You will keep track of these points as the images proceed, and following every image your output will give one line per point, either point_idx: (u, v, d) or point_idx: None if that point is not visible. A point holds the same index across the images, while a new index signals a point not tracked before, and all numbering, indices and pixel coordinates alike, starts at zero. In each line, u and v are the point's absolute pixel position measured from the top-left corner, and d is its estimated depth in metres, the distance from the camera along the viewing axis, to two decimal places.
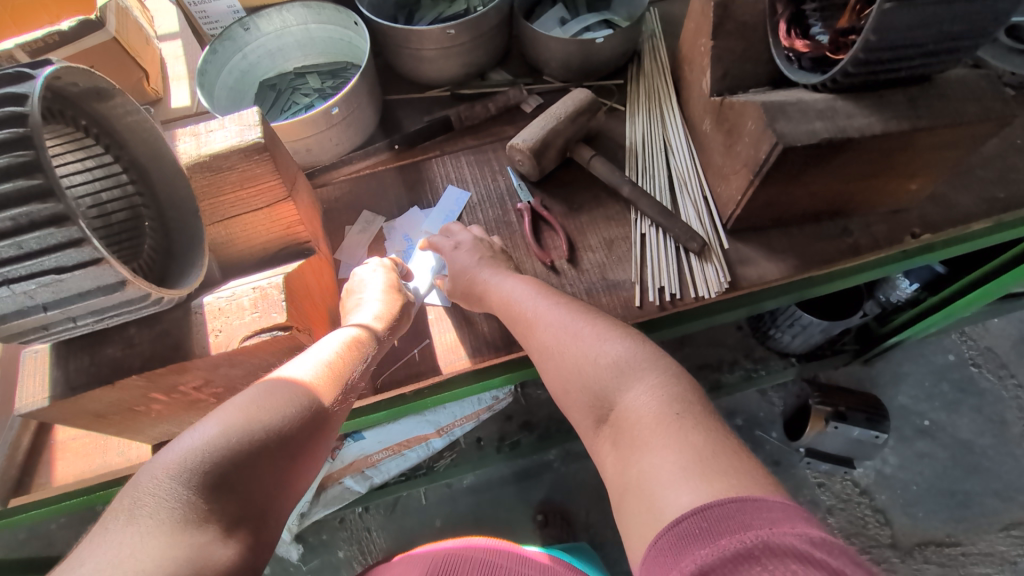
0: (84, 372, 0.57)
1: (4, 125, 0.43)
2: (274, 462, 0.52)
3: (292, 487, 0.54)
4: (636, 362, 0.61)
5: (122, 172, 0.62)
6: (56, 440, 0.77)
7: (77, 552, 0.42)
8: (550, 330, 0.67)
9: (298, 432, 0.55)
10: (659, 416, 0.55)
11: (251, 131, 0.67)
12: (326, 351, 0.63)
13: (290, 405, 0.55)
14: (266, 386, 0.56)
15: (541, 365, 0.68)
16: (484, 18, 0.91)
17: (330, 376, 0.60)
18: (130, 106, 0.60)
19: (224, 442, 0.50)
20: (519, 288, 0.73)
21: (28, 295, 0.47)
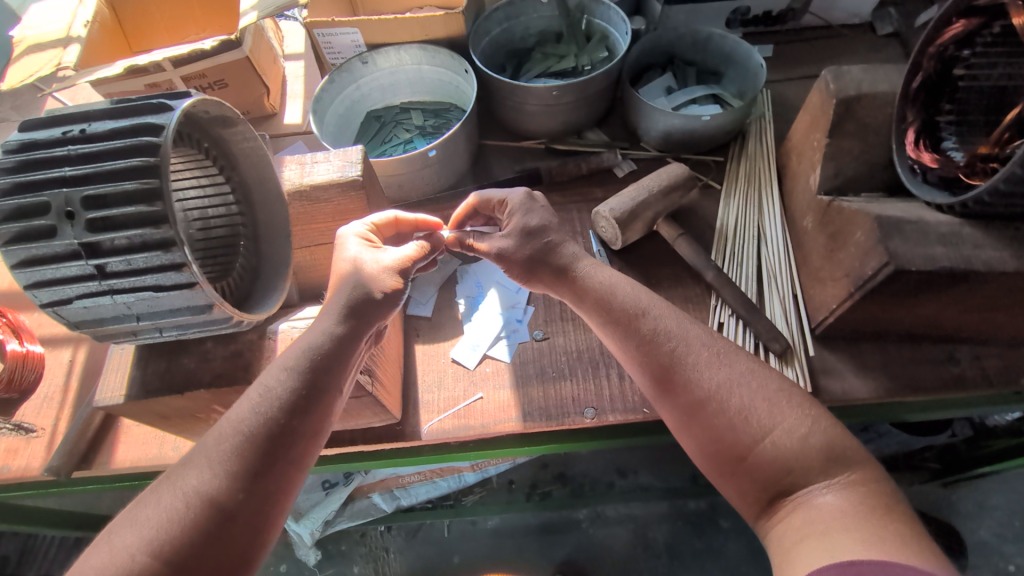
0: (159, 377, 0.60)
1: (138, 152, 0.46)
2: (233, 525, 0.50)
3: (256, 552, 0.52)
4: (841, 448, 0.54)
5: (230, 192, 0.65)
6: (122, 422, 0.82)
7: None
8: (722, 383, 0.59)
9: (215, 539, 0.49)
10: (863, 502, 0.51)
11: (351, 168, 0.70)
12: (264, 408, 0.54)
13: (202, 510, 0.49)
14: (185, 479, 0.51)
15: (694, 419, 0.59)
16: (591, 81, 0.91)
17: (254, 444, 0.53)
18: (248, 133, 0.63)
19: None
20: (675, 324, 0.64)
21: (126, 305, 0.51)
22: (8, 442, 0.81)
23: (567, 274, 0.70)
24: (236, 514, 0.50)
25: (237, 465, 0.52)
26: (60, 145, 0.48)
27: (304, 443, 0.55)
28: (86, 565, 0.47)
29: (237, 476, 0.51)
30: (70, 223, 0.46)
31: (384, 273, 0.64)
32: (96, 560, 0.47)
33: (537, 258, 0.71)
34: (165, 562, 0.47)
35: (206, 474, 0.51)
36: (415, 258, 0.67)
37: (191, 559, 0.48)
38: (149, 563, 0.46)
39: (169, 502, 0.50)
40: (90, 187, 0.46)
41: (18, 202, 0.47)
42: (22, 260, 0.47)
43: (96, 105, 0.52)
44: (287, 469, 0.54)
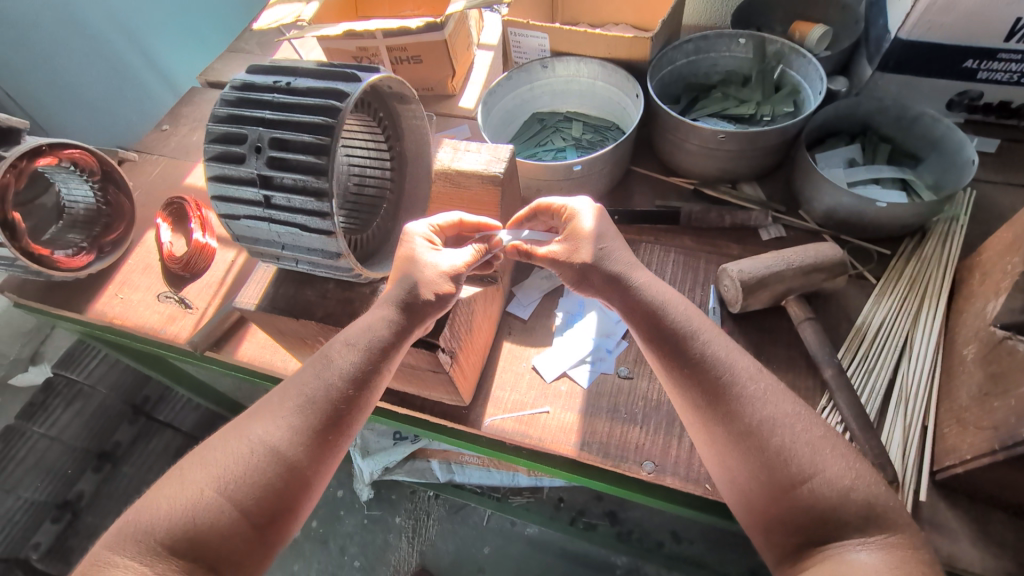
0: (286, 300, 0.69)
1: (322, 111, 0.54)
2: (289, 477, 0.57)
3: (305, 503, 0.58)
4: (879, 506, 0.51)
5: (388, 158, 0.75)
6: (252, 324, 0.96)
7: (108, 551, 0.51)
8: (767, 416, 0.57)
9: (273, 486, 0.56)
10: (900, 567, 0.48)
11: (497, 164, 0.74)
12: (327, 374, 0.61)
13: (264, 459, 0.56)
14: (253, 430, 0.58)
15: (727, 449, 0.58)
16: (762, 134, 0.86)
17: (315, 406, 0.59)
18: (419, 114, 0.71)
19: (186, 510, 0.53)
20: (725, 352, 0.62)
21: (276, 234, 0.59)
22: (172, 310, 0.99)
23: (616, 279, 0.69)
24: (294, 467, 0.57)
25: (299, 422, 0.58)
26: (269, 91, 0.57)
27: (357, 408, 0.62)
28: (165, 494, 0.54)
29: (295, 432, 0.58)
30: (257, 155, 0.56)
31: (440, 277, 0.67)
32: (172, 491, 0.54)
33: (584, 267, 0.70)
34: (231, 502, 0.54)
35: (271, 428, 0.58)
36: (470, 264, 0.69)
37: (254, 503, 0.54)
38: (219, 502, 0.53)
39: (236, 448, 0.57)
40: (278, 131, 0.55)
41: (226, 130, 0.57)
42: (217, 176, 0.58)
43: (305, 62, 0.61)
44: (339, 432, 0.60)
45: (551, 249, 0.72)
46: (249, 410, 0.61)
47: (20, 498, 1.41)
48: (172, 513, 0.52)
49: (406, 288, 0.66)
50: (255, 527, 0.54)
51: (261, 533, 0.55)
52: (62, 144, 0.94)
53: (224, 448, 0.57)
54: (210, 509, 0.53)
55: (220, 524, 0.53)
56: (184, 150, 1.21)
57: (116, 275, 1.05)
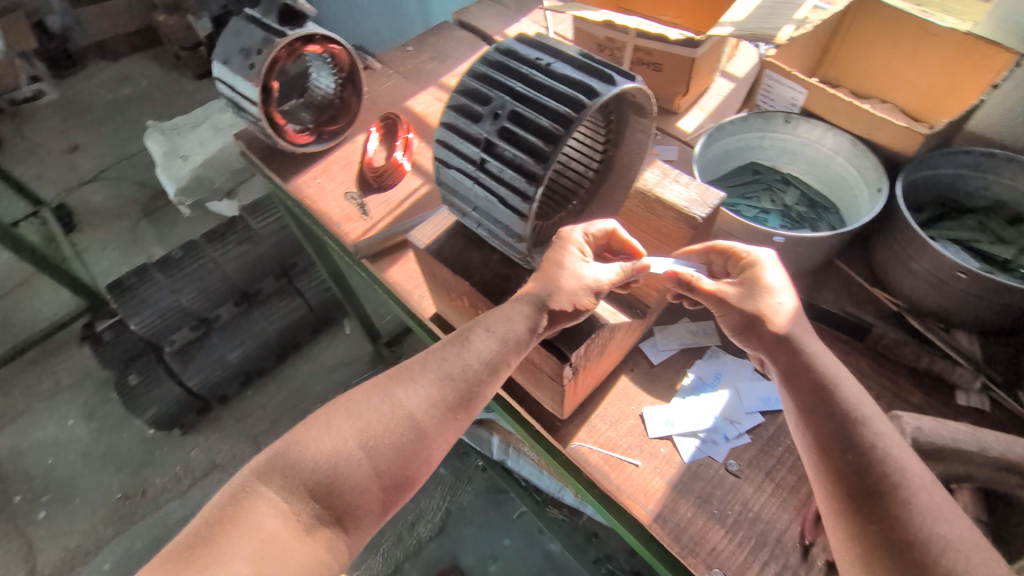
0: (453, 253, 0.73)
1: (568, 102, 0.56)
2: (416, 446, 0.61)
3: (423, 473, 0.63)
4: None
5: (598, 159, 0.76)
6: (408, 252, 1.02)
7: (257, 477, 0.57)
8: (938, 534, 0.48)
9: (404, 450, 0.60)
10: None
11: (698, 207, 0.69)
12: (466, 355, 0.64)
13: (402, 422, 0.61)
14: (393, 394, 0.62)
15: (874, 556, 0.50)
16: (1018, 292, 0.72)
17: (454, 381, 0.63)
18: (647, 128, 0.69)
19: (330, 456, 0.58)
20: (898, 450, 0.54)
21: (475, 195, 0.63)
22: (350, 210, 1.09)
23: (783, 341, 0.64)
24: (424, 435, 0.61)
25: (436, 393, 0.63)
26: (529, 65, 0.60)
27: (486, 391, 0.64)
28: (312, 438, 0.59)
29: (432, 401, 0.62)
30: (493, 120, 0.59)
31: (582, 289, 0.65)
32: (317, 436, 0.59)
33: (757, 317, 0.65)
34: (367, 457, 0.59)
35: (410, 393, 0.62)
36: (614, 282, 0.66)
37: (387, 463, 0.59)
38: (360, 456, 0.59)
39: (377, 407, 0.61)
40: (521, 105, 0.58)
41: (476, 88, 0.61)
42: (451, 124, 0.63)
43: (569, 48, 0.63)
44: (466, 412, 0.64)
45: (720, 288, 0.68)
46: (391, 372, 0.65)
47: (178, 300, 1.68)
48: (317, 458, 0.57)
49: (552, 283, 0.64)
50: (384, 489, 0.59)
51: (385, 493, 0.59)
52: (329, 38, 1.07)
53: (365, 402, 0.62)
54: (350, 461, 0.58)
55: (357, 475, 0.58)
56: (415, 73, 1.31)
57: (322, 161, 1.17)
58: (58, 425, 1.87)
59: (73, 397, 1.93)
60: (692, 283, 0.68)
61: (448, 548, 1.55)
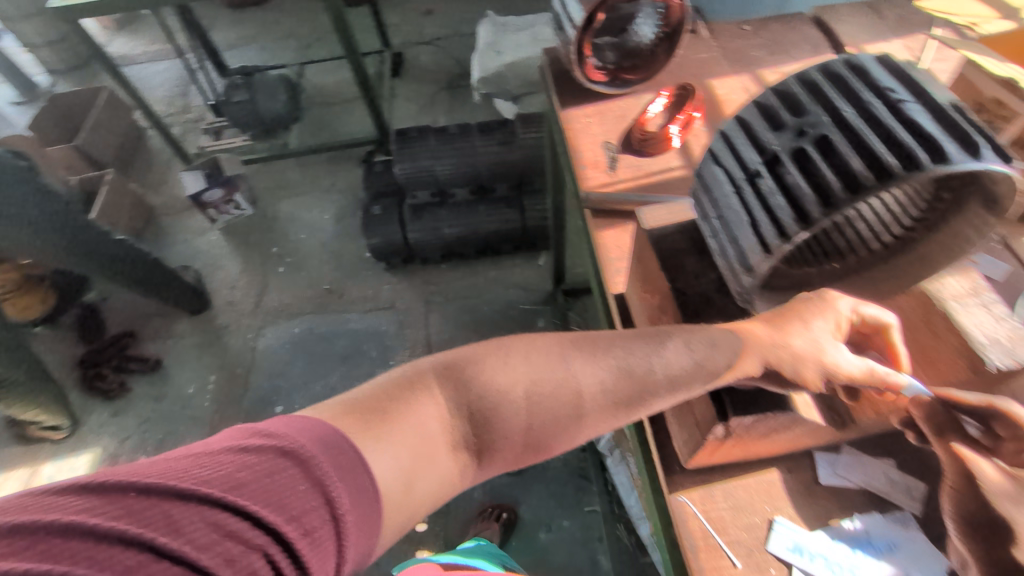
0: (670, 247, 0.67)
1: (900, 154, 0.45)
2: (571, 423, 0.54)
3: (565, 447, 0.56)
4: None
5: (894, 234, 0.60)
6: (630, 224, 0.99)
7: (421, 376, 0.52)
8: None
9: (562, 421, 0.53)
10: None
11: (999, 350, 0.54)
12: (656, 364, 0.55)
13: (570, 393, 0.53)
14: (569, 363, 0.54)
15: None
16: None
17: (637, 381, 0.54)
18: (987, 228, 0.52)
19: (497, 393, 0.52)
20: None
21: (727, 203, 0.56)
22: (601, 159, 1.08)
23: None
24: (583, 416, 0.54)
25: (612, 382, 0.54)
26: (874, 95, 0.49)
27: (659, 402, 0.55)
28: (484, 365, 0.53)
29: (606, 389, 0.54)
30: (795, 136, 0.51)
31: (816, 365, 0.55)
32: (488, 364, 0.53)
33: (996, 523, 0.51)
34: (523, 408, 0.52)
35: (590, 370, 0.54)
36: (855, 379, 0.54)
37: (541, 426, 0.53)
38: (523, 406, 0.52)
39: (548, 369, 0.53)
40: (838, 134, 0.49)
41: (797, 98, 0.53)
42: (746, 122, 0.56)
43: (938, 94, 0.50)
44: (636, 415, 0.56)
45: (980, 461, 0.51)
46: (570, 338, 0.56)
47: (434, 166, 1.92)
48: (487, 390, 0.52)
49: (782, 342, 0.54)
50: (526, 448, 0.54)
51: (526, 449, 0.54)
52: None
53: (542, 351, 0.54)
54: (511, 407, 0.52)
55: (513, 421, 0.52)
56: (738, 55, 1.19)
57: (602, 104, 1.17)
58: (319, 215, 2.33)
59: (337, 200, 2.37)
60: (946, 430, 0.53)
61: (515, 492, 1.60)
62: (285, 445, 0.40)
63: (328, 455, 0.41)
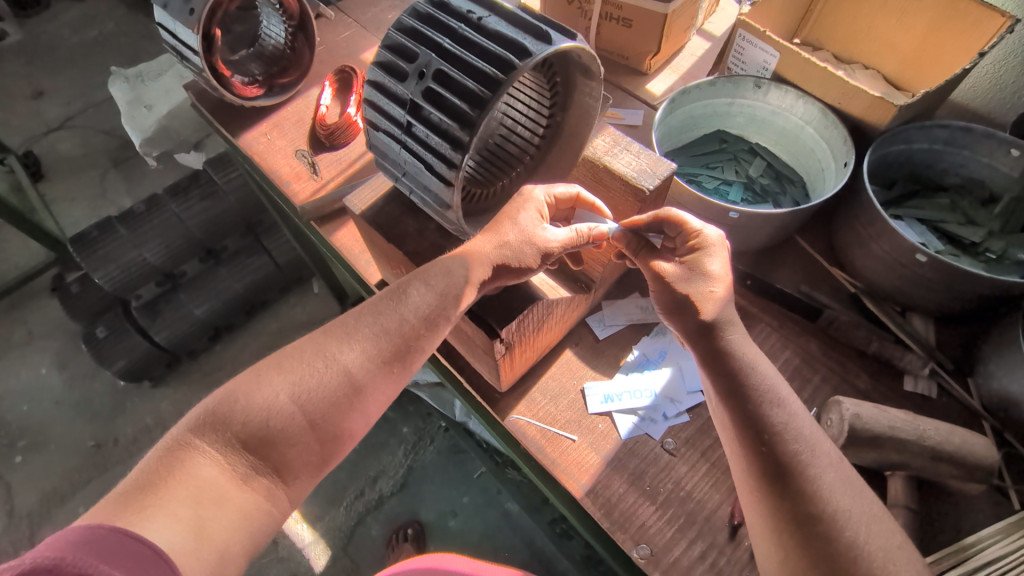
0: (387, 219, 0.69)
1: (497, 63, 0.50)
2: (351, 401, 0.58)
3: (361, 425, 0.60)
4: None
5: (545, 124, 0.71)
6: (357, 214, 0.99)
7: (182, 434, 0.52)
8: (845, 510, 0.49)
9: (340, 403, 0.57)
10: None
11: (647, 177, 0.67)
12: (402, 311, 0.60)
13: (337, 376, 0.57)
14: (325, 351, 0.58)
15: (785, 531, 0.50)
16: (974, 278, 0.69)
17: (390, 336, 0.60)
18: (596, 91, 0.64)
19: (262, 410, 0.54)
20: (809, 431, 0.54)
21: (403, 159, 0.58)
22: (299, 168, 1.04)
23: (706, 325, 0.61)
24: (360, 390, 0.58)
25: (370, 346, 0.59)
26: (458, 19, 0.53)
27: (425, 344, 0.62)
28: (244, 391, 0.55)
29: (367, 355, 0.59)
30: (416, 79, 0.53)
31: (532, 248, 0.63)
32: (247, 389, 0.55)
33: (689, 298, 0.62)
34: (297, 411, 0.55)
35: (346, 347, 0.59)
36: (564, 244, 0.64)
37: (322, 417, 0.56)
38: (293, 409, 0.55)
39: (308, 368, 0.57)
40: (446, 64, 0.51)
41: (402, 43, 0.54)
42: (377, 83, 0.56)
43: (506, 1, 0.55)
44: (406, 365, 0.61)
45: (661, 263, 0.64)
46: (324, 330, 0.60)
47: (142, 256, 1.64)
48: (249, 411, 0.53)
49: (497, 243, 0.63)
50: (320, 443, 0.56)
51: (322, 445, 0.56)
52: None
53: (294, 357, 0.58)
54: (283, 415, 0.54)
55: (289, 427, 0.54)
56: (376, 22, 1.23)
57: (273, 116, 1.11)
58: (30, 373, 1.85)
59: (44, 345, 1.90)
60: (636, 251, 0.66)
61: (409, 505, 1.58)
62: (26, 564, 0.37)
63: (89, 549, 0.40)
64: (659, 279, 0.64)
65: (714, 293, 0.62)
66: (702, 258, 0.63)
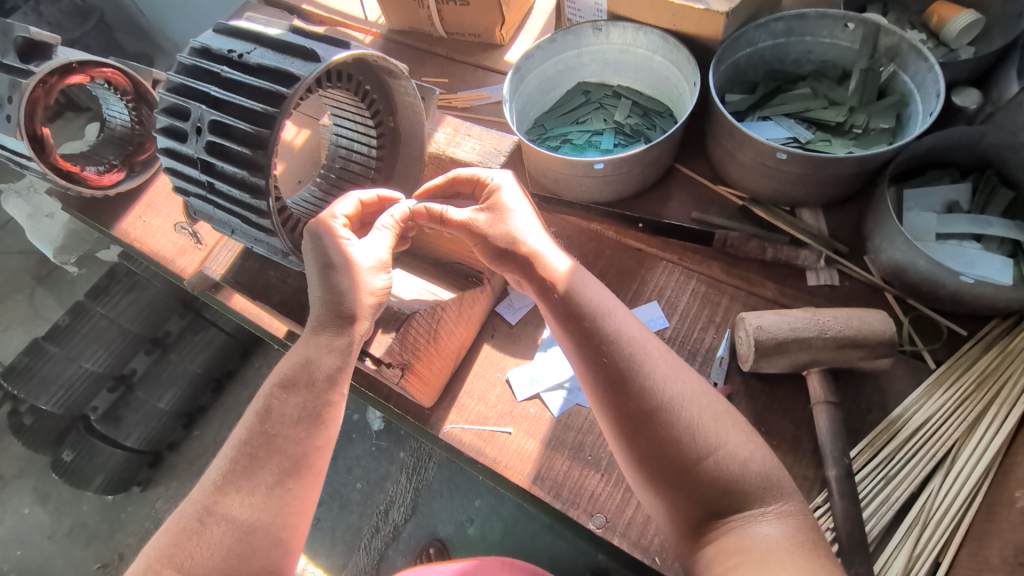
0: (250, 277, 0.67)
1: (266, 98, 0.48)
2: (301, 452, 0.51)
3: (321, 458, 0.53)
4: (770, 466, 0.48)
5: (378, 133, 0.67)
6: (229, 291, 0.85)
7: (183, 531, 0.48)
8: (677, 393, 0.51)
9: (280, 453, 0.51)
10: (799, 537, 0.45)
11: (494, 158, 0.68)
12: None
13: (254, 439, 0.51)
14: (217, 507, 0.48)
15: (631, 428, 0.51)
16: (836, 160, 0.69)
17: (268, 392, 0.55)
18: (410, 89, 0.62)
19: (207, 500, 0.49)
20: (627, 327, 0.55)
21: (225, 219, 0.57)
22: (183, 242, 1.01)
23: (527, 265, 0.59)
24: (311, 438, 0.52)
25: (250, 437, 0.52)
26: (222, 62, 0.51)
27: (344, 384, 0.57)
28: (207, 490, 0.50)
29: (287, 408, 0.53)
30: (196, 137, 0.51)
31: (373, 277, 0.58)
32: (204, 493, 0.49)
33: (507, 245, 0.59)
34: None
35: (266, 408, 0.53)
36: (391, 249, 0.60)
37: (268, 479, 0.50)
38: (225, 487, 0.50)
39: (204, 527, 0.48)
40: (218, 114, 0.49)
41: (175, 102, 0.52)
42: (167, 150, 0.54)
43: (270, 30, 0.53)
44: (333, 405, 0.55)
45: (470, 218, 0.60)
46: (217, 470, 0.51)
47: (82, 366, 1.46)
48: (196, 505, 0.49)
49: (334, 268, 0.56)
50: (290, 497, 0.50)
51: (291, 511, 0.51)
52: (94, 63, 0.92)
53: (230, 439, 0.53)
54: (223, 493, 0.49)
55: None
56: None
57: (143, 196, 1.07)
58: (13, 517, 1.59)
59: (19, 483, 1.63)
60: (441, 216, 0.61)
61: (425, 525, 1.41)
62: None
63: None
64: (475, 236, 0.60)
65: (559, 269, 0.58)
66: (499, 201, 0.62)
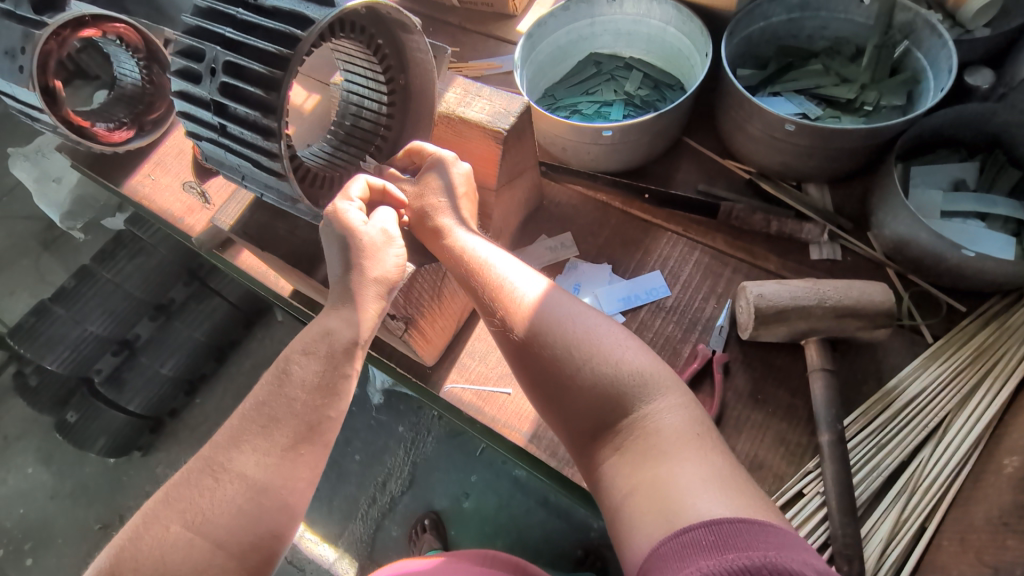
0: (259, 228, 0.68)
1: (280, 40, 0.49)
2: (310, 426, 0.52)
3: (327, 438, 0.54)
4: (647, 365, 0.52)
5: (388, 90, 0.67)
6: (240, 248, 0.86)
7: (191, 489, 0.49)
8: (555, 317, 0.55)
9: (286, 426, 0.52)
10: (676, 429, 0.49)
11: (503, 118, 0.67)
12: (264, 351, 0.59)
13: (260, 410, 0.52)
14: (227, 463, 0.50)
15: (524, 358, 0.56)
16: (845, 132, 0.69)
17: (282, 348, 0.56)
18: (422, 45, 0.62)
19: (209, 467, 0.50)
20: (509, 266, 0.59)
21: (236, 165, 0.57)
22: (191, 202, 1.02)
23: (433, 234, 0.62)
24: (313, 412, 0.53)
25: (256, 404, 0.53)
26: (237, 5, 0.51)
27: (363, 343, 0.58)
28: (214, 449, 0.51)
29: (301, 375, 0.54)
30: (210, 78, 0.51)
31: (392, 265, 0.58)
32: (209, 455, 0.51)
33: (428, 223, 0.62)
34: (204, 534, 0.47)
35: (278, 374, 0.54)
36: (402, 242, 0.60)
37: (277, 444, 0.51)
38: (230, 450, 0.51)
39: (216, 482, 0.49)
40: (232, 55, 0.50)
41: (190, 44, 0.53)
42: (181, 93, 0.55)
43: None
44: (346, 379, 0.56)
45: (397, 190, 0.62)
46: (230, 427, 0.52)
47: (87, 329, 1.44)
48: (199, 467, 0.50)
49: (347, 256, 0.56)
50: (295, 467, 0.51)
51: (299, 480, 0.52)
52: (107, 17, 0.92)
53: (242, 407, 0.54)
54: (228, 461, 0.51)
55: (190, 561, 0.46)
56: None
57: (153, 155, 1.08)
58: (17, 476, 1.60)
59: (21, 444, 1.64)
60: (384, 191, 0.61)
61: (422, 497, 1.43)
62: None
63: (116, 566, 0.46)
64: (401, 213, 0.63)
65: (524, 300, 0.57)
66: (434, 178, 0.63)
